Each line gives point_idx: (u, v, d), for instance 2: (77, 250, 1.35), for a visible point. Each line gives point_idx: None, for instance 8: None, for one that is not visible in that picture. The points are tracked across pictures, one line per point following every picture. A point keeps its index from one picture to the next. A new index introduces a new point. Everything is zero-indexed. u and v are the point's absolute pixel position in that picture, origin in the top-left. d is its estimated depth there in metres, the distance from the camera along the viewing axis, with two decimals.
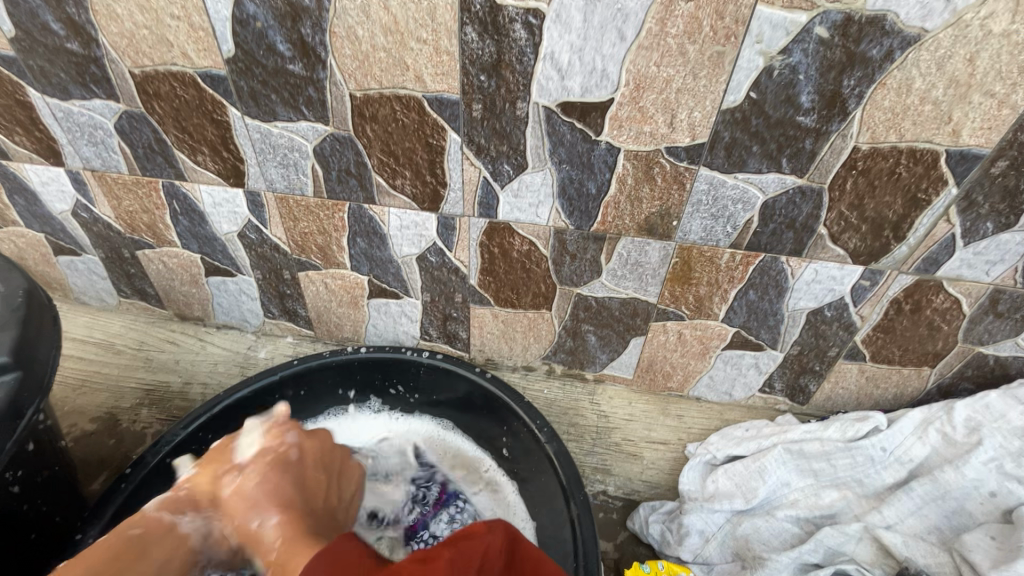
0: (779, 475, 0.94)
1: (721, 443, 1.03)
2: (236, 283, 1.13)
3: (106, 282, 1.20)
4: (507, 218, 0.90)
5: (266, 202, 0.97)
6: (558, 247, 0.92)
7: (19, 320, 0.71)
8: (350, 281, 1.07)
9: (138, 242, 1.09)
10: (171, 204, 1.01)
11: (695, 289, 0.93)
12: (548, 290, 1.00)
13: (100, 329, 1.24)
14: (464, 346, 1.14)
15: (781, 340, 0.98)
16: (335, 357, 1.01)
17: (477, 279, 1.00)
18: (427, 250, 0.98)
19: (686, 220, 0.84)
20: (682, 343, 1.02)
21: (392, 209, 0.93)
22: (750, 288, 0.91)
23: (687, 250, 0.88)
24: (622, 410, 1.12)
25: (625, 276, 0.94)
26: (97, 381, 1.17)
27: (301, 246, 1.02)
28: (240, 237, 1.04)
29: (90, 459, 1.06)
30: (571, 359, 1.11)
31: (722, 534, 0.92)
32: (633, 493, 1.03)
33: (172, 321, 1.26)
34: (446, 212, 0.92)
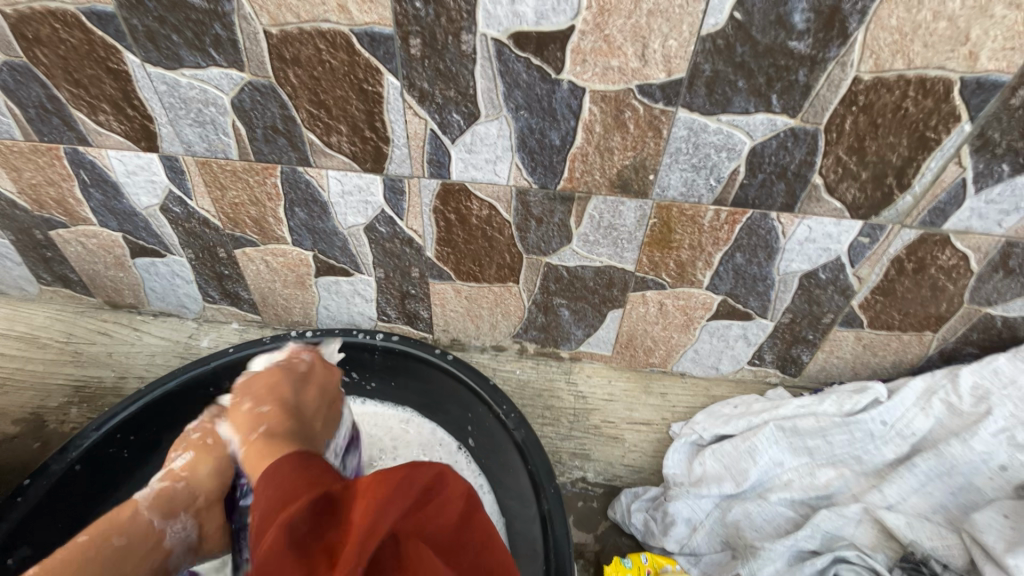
0: (771, 455, 0.86)
1: (707, 422, 0.95)
2: (167, 264, 1.01)
3: (22, 268, 1.07)
4: (461, 178, 0.79)
5: (186, 169, 0.84)
6: (522, 211, 0.82)
7: None
8: (294, 258, 0.95)
9: (50, 221, 0.96)
10: (79, 174, 0.88)
11: (676, 253, 0.83)
12: (514, 261, 0.89)
13: (22, 321, 1.11)
14: (427, 326, 1.04)
15: (772, 307, 0.89)
16: (278, 342, 0.90)
17: (434, 250, 0.90)
18: (376, 219, 0.87)
19: (664, 174, 0.74)
20: (664, 314, 0.93)
21: (330, 171, 0.81)
22: (736, 251, 0.82)
23: (666, 209, 0.78)
24: (601, 390, 1.03)
25: (598, 241, 0.83)
26: (19, 379, 1.04)
27: (233, 219, 0.90)
28: (163, 211, 0.91)
29: (10, 465, 0.93)
30: (544, 337, 1.02)
31: (710, 521, 0.84)
32: (614, 479, 0.94)
33: (102, 310, 1.13)
34: (391, 173, 0.80)
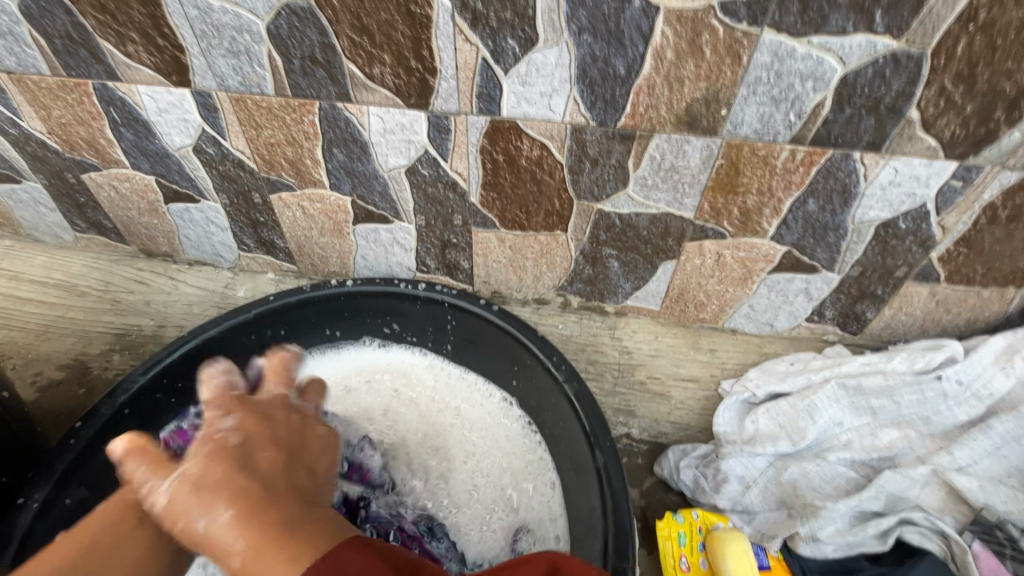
0: (832, 414, 0.83)
1: (762, 379, 0.91)
2: (201, 211, 0.98)
3: (56, 214, 1.05)
4: (512, 115, 0.73)
5: (220, 106, 0.80)
6: (576, 151, 0.76)
7: None
8: (331, 204, 0.91)
9: (81, 163, 0.93)
10: (109, 112, 0.84)
11: (742, 199, 0.77)
12: (563, 208, 0.84)
13: (60, 269, 1.10)
14: (467, 277, 1.00)
15: (840, 260, 0.83)
16: (318, 291, 0.87)
17: (478, 195, 0.85)
18: (418, 161, 0.82)
19: (738, 108, 0.67)
20: (721, 266, 0.88)
21: (372, 108, 0.76)
22: (809, 197, 0.75)
23: (736, 149, 0.71)
24: (647, 345, 0.99)
25: (657, 185, 0.77)
26: (62, 326, 1.03)
27: (268, 161, 0.86)
28: (197, 152, 0.87)
29: (58, 409, 0.93)
30: (589, 290, 0.98)
31: (765, 480, 0.81)
32: (660, 436, 0.92)
33: (138, 258, 1.12)
34: (437, 110, 0.74)
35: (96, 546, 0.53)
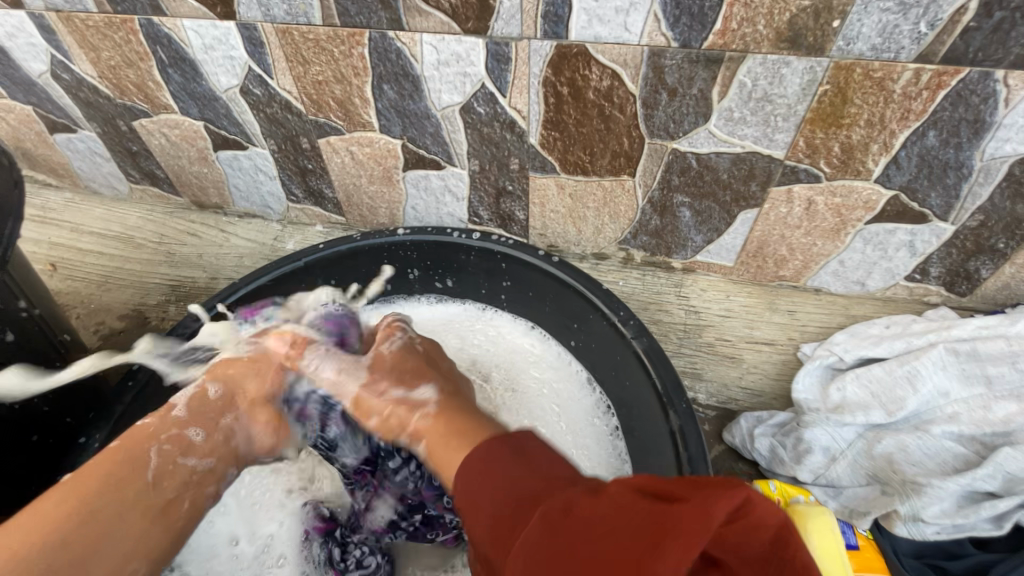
0: (935, 383, 0.73)
1: (851, 343, 0.82)
2: (250, 158, 0.95)
3: (111, 165, 1.06)
4: (581, 38, 0.65)
5: (266, 40, 0.75)
6: (653, 80, 0.67)
7: None
8: (380, 149, 0.86)
9: (131, 109, 0.92)
10: (156, 51, 0.81)
11: (846, 133, 0.67)
12: (632, 148, 0.76)
13: (117, 221, 1.11)
14: (522, 230, 0.94)
15: (958, 207, 0.71)
16: (372, 240, 0.83)
17: (538, 135, 0.77)
18: (473, 97, 0.75)
19: (855, 18, 0.57)
20: (811, 215, 0.78)
21: (425, 35, 0.69)
22: (930, 128, 0.64)
23: (845, 71, 0.61)
24: (718, 305, 0.91)
25: (744, 118, 0.68)
26: (120, 277, 1.03)
27: (316, 102, 0.81)
28: (244, 94, 0.84)
29: (120, 357, 0.93)
30: (656, 243, 0.90)
31: (854, 453, 0.73)
32: (730, 402, 0.84)
33: (190, 211, 1.11)
34: (496, 35, 0.67)
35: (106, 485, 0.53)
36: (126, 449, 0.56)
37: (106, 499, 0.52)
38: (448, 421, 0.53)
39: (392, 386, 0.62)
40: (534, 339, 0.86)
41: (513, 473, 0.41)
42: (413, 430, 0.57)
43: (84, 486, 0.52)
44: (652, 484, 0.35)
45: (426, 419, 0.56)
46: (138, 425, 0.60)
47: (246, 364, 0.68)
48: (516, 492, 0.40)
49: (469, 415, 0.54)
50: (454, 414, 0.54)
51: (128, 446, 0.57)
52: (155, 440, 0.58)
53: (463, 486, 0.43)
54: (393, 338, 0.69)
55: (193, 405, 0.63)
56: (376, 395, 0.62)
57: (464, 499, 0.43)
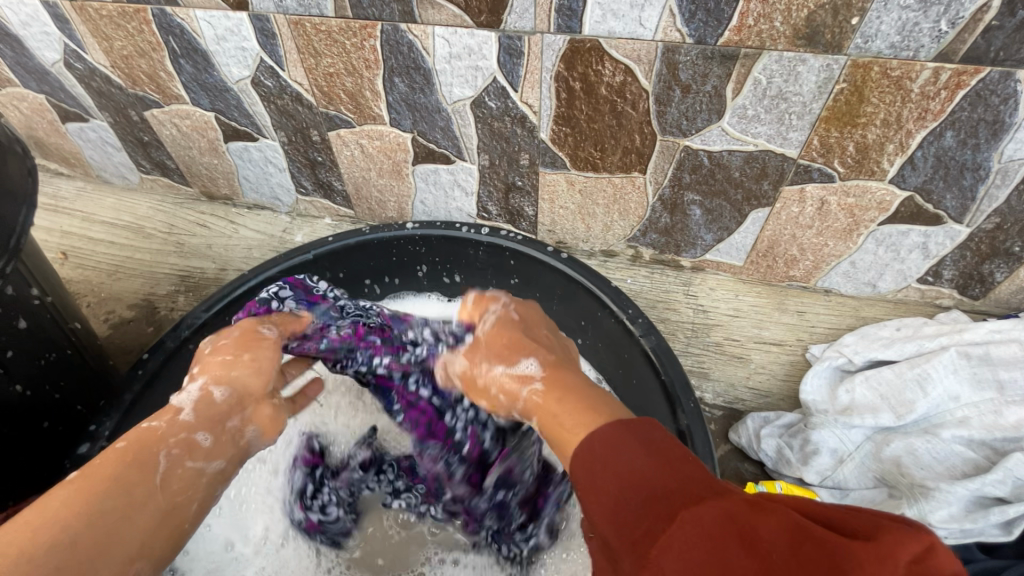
0: (946, 387, 0.72)
1: (860, 345, 0.81)
2: (260, 150, 0.95)
3: (122, 154, 1.06)
4: (595, 32, 0.64)
5: (278, 31, 0.75)
6: (667, 76, 0.66)
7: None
8: (390, 142, 0.86)
9: (143, 100, 0.92)
10: (168, 41, 0.81)
11: (861, 133, 0.66)
12: (644, 145, 0.75)
13: (128, 211, 1.11)
14: (531, 225, 0.94)
15: (973, 209, 0.70)
16: (381, 234, 0.83)
17: (549, 131, 0.77)
18: (485, 92, 0.74)
19: (874, 15, 0.56)
20: (824, 215, 0.77)
21: (437, 28, 0.69)
22: (948, 128, 0.63)
23: (862, 70, 0.60)
24: (726, 304, 0.91)
25: (758, 116, 0.67)
26: (130, 266, 1.04)
27: (328, 94, 0.81)
28: (255, 86, 0.84)
29: (129, 346, 0.94)
30: (665, 241, 0.90)
31: (861, 455, 0.73)
32: (737, 402, 0.84)
33: (199, 202, 1.11)
34: (509, 29, 0.66)
35: (120, 482, 0.46)
36: (135, 448, 0.50)
37: (118, 500, 0.45)
38: (561, 399, 0.48)
39: (492, 363, 0.57)
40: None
41: (633, 462, 0.37)
42: (521, 407, 0.53)
43: (90, 488, 0.45)
44: (806, 507, 0.33)
45: (536, 395, 0.51)
46: (143, 427, 0.52)
47: (247, 354, 0.60)
48: (649, 480, 0.36)
49: (580, 390, 0.49)
50: (565, 388, 0.50)
51: (139, 446, 0.50)
52: (165, 443, 0.51)
53: (587, 465, 0.40)
54: (487, 316, 0.63)
55: (199, 408, 0.55)
56: (478, 373, 0.59)
57: (584, 477, 0.39)
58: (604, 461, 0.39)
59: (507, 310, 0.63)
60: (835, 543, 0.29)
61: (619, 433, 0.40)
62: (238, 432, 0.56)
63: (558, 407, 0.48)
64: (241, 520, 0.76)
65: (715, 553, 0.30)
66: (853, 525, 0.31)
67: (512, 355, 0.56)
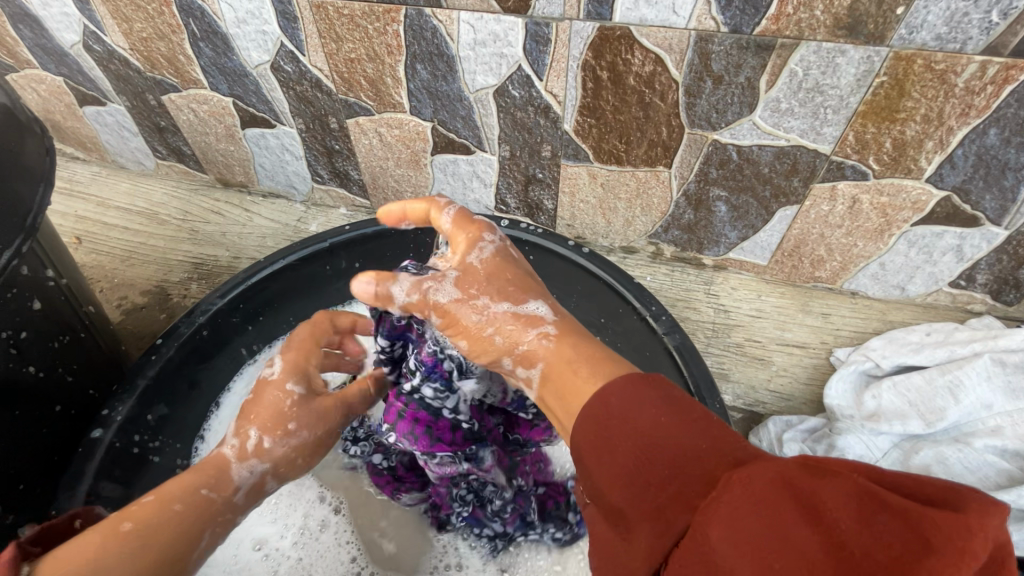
0: (979, 395, 0.70)
1: (888, 349, 0.79)
2: (277, 137, 0.94)
3: (138, 139, 1.05)
4: (626, 20, 0.62)
5: (300, 15, 0.73)
6: (698, 66, 0.64)
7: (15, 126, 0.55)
8: (410, 131, 0.85)
9: (162, 84, 0.91)
10: (188, 24, 0.80)
11: (899, 129, 0.64)
12: (670, 138, 0.73)
13: (143, 197, 1.11)
14: (550, 219, 0.92)
15: (1013, 211, 0.68)
16: (399, 224, 0.82)
17: (574, 122, 0.75)
18: (509, 80, 0.73)
19: (921, 5, 0.54)
20: (855, 214, 0.74)
21: (463, 13, 0.67)
22: (992, 126, 0.61)
23: (904, 62, 0.58)
24: (749, 304, 0.89)
25: (791, 110, 0.65)
26: (144, 253, 1.03)
27: (348, 81, 0.80)
28: (275, 71, 0.82)
29: (141, 332, 0.93)
30: (687, 238, 0.88)
31: (888, 463, 0.70)
32: (757, 404, 0.81)
33: (214, 189, 1.11)
34: (537, 15, 0.65)
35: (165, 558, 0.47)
36: (189, 516, 0.50)
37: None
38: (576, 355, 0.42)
39: (492, 299, 0.46)
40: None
41: (657, 417, 0.34)
42: (522, 357, 0.44)
43: (147, 554, 0.45)
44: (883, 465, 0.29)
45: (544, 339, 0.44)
46: (201, 493, 0.51)
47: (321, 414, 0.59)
48: (674, 442, 0.33)
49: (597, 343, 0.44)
50: (582, 336, 0.44)
51: (195, 516, 0.50)
52: (215, 520, 0.51)
53: (603, 429, 0.35)
54: (482, 247, 0.48)
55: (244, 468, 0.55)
56: (468, 321, 0.46)
57: (592, 443, 0.35)
58: (621, 421, 0.35)
59: (506, 243, 0.51)
60: (916, 512, 0.25)
61: (640, 392, 0.35)
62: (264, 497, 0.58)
63: (570, 369, 0.41)
64: (269, 515, 0.73)
65: (771, 523, 0.26)
66: (929, 490, 0.27)
67: (518, 298, 0.46)
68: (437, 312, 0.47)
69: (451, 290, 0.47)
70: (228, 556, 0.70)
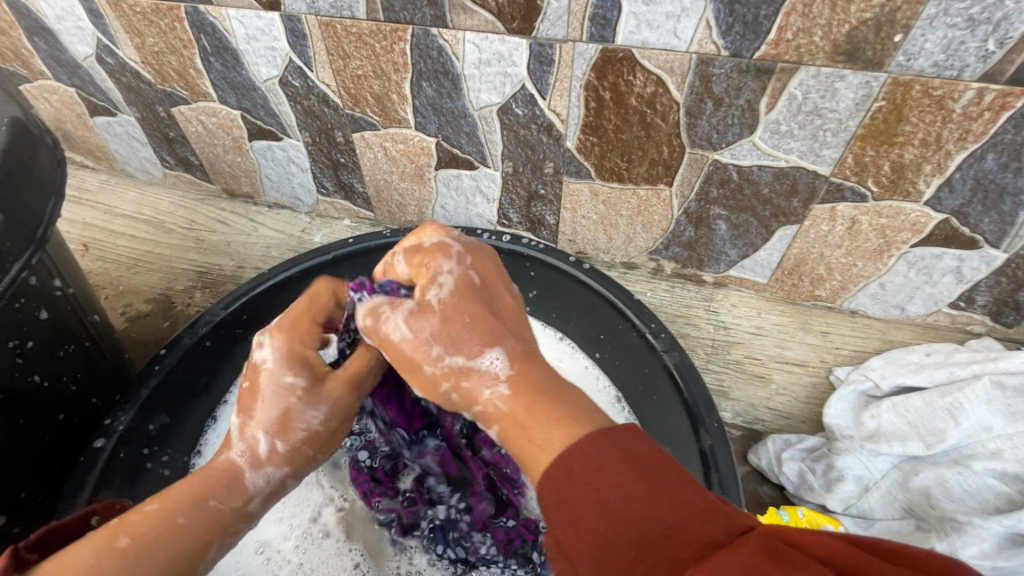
0: (978, 417, 0.70)
1: (887, 370, 0.79)
2: (284, 149, 0.96)
3: (147, 149, 1.07)
4: (628, 42, 0.63)
5: (309, 32, 0.75)
6: (699, 88, 0.65)
7: (29, 137, 0.56)
8: (415, 146, 0.86)
9: (171, 96, 0.93)
10: (199, 39, 0.82)
11: (898, 152, 0.64)
12: (671, 157, 0.74)
13: (150, 206, 1.12)
14: (551, 234, 0.93)
15: (1012, 234, 0.68)
16: (401, 237, 0.83)
17: (576, 140, 0.76)
18: (513, 99, 0.74)
19: (918, 33, 0.55)
20: (854, 235, 0.75)
21: (468, 33, 0.68)
22: (989, 151, 0.61)
23: (902, 88, 0.58)
24: (749, 321, 0.89)
25: (791, 132, 0.66)
26: (150, 260, 1.04)
27: (354, 96, 0.81)
28: (283, 85, 0.84)
29: (144, 340, 0.93)
30: (688, 255, 0.88)
31: (888, 484, 0.70)
32: (756, 422, 0.81)
33: (220, 199, 1.12)
34: (541, 36, 0.66)
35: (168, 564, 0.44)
36: (195, 531, 0.47)
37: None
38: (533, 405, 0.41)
39: (446, 348, 0.45)
40: (563, 353, 0.78)
41: (620, 487, 0.34)
42: (478, 413, 0.44)
43: (148, 571, 0.43)
44: (844, 557, 0.29)
45: (502, 398, 0.42)
46: (209, 505, 0.49)
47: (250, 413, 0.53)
48: (637, 518, 0.33)
49: (568, 397, 0.41)
50: (539, 394, 0.41)
51: (204, 524, 0.48)
52: (221, 532, 0.49)
53: (562, 492, 0.35)
54: (441, 281, 0.47)
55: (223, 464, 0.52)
56: (423, 361, 0.45)
57: (559, 506, 0.35)
58: (585, 488, 0.35)
59: (463, 271, 0.48)
60: None
61: (605, 457, 0.35)
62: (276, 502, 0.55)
63: (535, 418, 0.40)
64: (272, 517, 0.70)
65: None
66: None
67: (473, 339, 0.45)
68: (391, 351, 0.47)
69: (405, 325, 0.46)
70: (229, 560, 0.66)
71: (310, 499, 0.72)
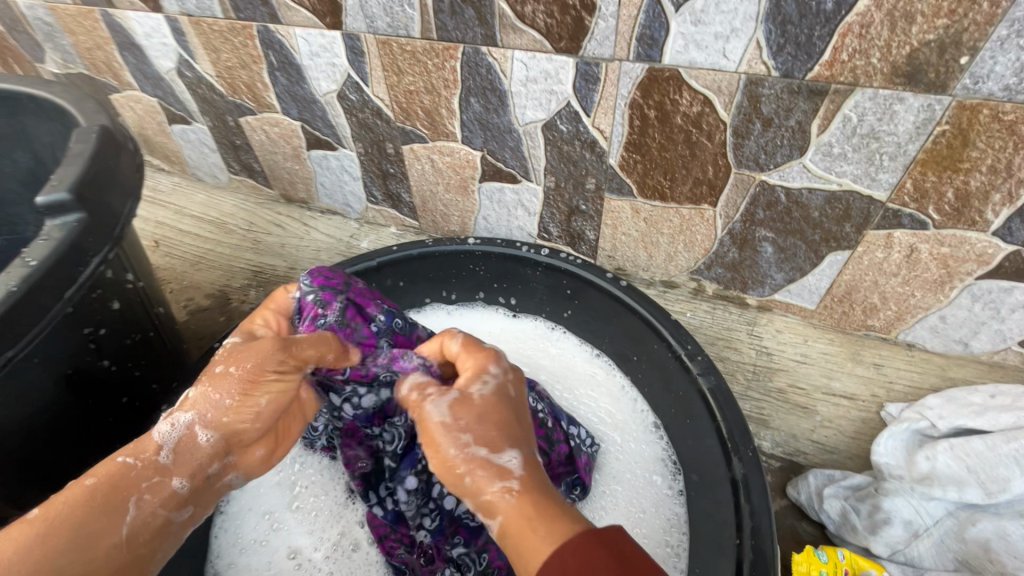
0: None
1: (945, 409, 0.74)
2: (338, 159, 1.01)
3: (215, 155, 1.15)
4: (675, 62, 0.63)
5: (367, 50, 0.79)
6: (747, 108, 0.64)
7: (116, 146, 0.62)
8: (460, 158, 0.88)
9: (240, 107, 1.00)
10: (267, 56, 0.88)
11: (963, 179, 0.61)
12: (717, 177, 0.73)
13: (214, 208, 1.20)
14: (591, 249, 0.93)
15: None
16: (443, 247, 0.84)
17: (619, 157, 0.76)
18: (558, 115, 0.75)
19: (987, 55, 0.52)
20: (912, 264, 0.71)
21: (517, 51, 0.70)
22: None
23: (968, 112, 0.56)
24: (793, 348, 0.86)
25: (844, 155, 0.64)
26: (211, 259, 1.11)
27: (405, 110, 0.85)
28: (340, 99, 0.89)
29: (201, 333, 1.00)
30: (731, 277, 0.86)
31: (941, 532, 0.65)
32: (798, 454, 0.78)
33: (278, 203, 1.19)
34: (588, 56, 0.67)
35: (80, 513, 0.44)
36: (106, 486, 0.46)
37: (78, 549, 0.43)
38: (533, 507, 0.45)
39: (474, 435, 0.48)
40: None
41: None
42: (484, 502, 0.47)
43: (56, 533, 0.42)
44: None
45: (504, 499, 0.45)
46: (118, 461, 0.48)
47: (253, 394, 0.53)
48: None
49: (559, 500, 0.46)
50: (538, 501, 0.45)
51: (107, 488, 0.46)
52: (136, 488, 0.47)
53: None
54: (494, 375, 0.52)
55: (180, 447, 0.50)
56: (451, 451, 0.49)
57: None
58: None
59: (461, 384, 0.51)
60: None
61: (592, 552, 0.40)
62: (216, 478, 0.52)
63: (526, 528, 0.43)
64: (308, 526, 0.73)
65: None
66: None
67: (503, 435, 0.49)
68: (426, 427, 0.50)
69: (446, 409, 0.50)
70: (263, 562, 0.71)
71: (343, 515, 0.74)
